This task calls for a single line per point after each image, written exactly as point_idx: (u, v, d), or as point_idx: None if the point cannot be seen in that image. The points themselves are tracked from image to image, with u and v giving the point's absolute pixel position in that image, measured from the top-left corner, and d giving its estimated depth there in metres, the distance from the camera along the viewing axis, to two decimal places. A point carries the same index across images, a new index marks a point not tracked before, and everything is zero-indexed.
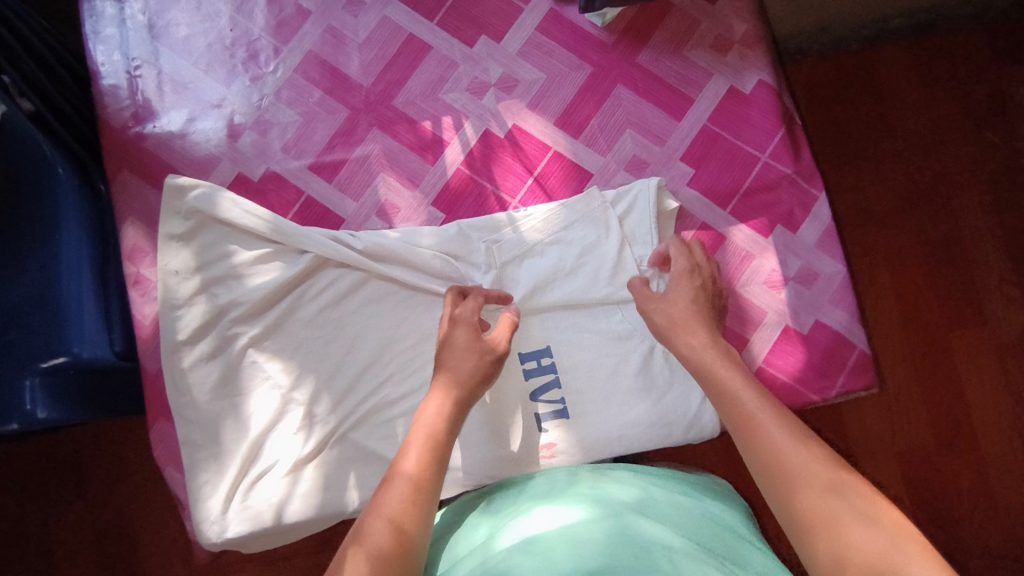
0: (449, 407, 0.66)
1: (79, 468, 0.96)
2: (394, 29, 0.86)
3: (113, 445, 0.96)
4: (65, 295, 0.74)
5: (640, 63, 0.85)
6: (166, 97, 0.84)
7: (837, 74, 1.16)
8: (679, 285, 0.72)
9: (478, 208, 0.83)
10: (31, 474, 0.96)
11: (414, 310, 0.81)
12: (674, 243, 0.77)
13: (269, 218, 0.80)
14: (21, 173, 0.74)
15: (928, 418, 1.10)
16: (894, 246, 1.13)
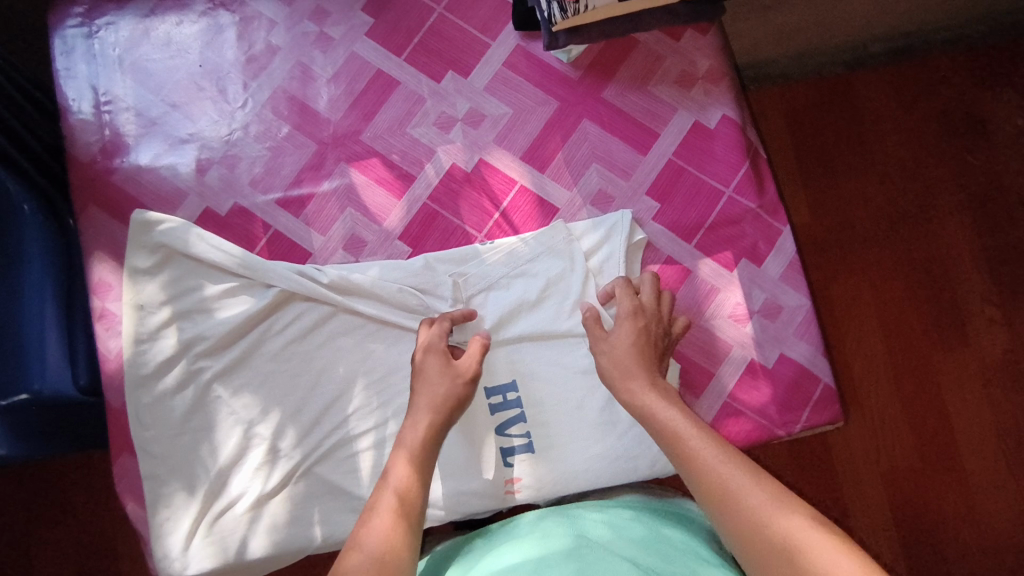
0: (412, 448, 0.66)
1: (43, 503, 0.95)
2: (363, 65, 0.86)
3: (78, 477, 0.96)
4: (26, 327, 0.77)
5: (605, 99, 0.86)
6: (135, 131, 0.85)
7: (818, 98, 1.18)
8: (621, 328, 0.74)
9: (445, 241, 0.84)
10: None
11: (381, 343, 0.81)
12: (618, 283, 0.78)
13: (237, 253, 0.80)
14: None
15: (909, 441, 1.09)
16: (877, 266, 1.14)
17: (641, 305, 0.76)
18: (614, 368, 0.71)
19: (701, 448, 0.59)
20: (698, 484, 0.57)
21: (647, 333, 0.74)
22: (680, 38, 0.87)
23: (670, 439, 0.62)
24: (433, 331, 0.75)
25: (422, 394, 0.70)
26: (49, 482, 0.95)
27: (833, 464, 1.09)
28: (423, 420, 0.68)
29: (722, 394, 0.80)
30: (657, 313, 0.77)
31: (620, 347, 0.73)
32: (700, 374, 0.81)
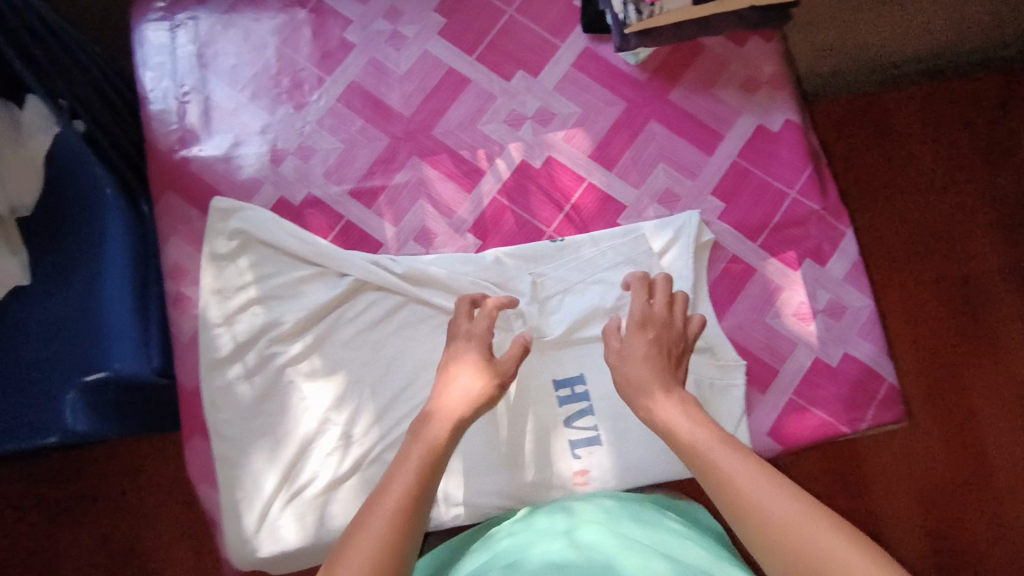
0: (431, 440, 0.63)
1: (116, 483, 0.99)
2: (436, 63, 0.88)
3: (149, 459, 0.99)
4: (107, 311, 0.77)
5: (672, 101, 0.88)
6: (212, 122, 0.87)
7: (855, 115, 1.19)
8: (632, 341, 0.73)
9: (516, 235, 0.85)
10: (80, 481, 0.99)
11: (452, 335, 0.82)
12: (635, 280, 0.78)
13: (317, 244, 0.82)
14: (76, 192, 0.80)
15: (945, 456, 1.10)
16: (911, 281, 1.15)
17: (645, 310, 0.75)
18: (627, 384, 0.70)
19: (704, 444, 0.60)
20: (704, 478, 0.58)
21: (660, 340, 0.73)
22: (745, 43, 0.89)
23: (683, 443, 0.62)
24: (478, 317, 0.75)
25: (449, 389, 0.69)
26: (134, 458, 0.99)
27: (868, 474, 1.09)
28: (442, 418, 0.66)
29: (786, 392, 0.82)
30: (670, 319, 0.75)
31: (634, 366, 0.71)
32: (765, 371, 0.82)
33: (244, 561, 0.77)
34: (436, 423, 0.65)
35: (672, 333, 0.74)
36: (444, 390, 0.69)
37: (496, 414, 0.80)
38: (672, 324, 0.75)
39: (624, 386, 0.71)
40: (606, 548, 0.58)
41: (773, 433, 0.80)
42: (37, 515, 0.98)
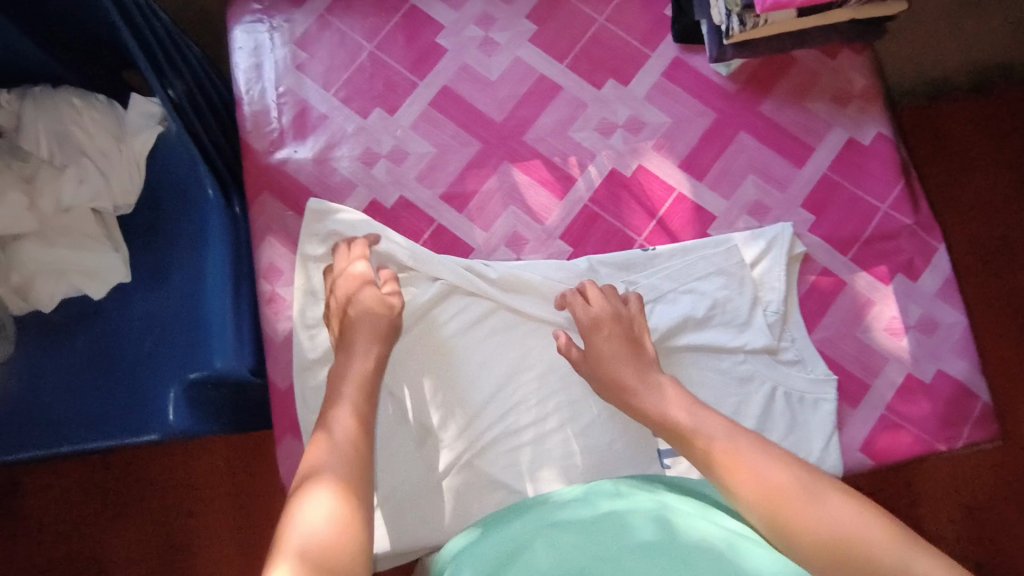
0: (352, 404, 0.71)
1: (211, 479, 1.06)
2: (528, 69, 0.89)
3: (240, 456, 1.07)
4: (208, 311, 0.80)
5: (763, 112, 0.88)
6: (305, 124, 0.87)
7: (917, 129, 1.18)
8: (608, 343, 0.76)
9: (606, 243, 0.85)
10: (177, 477, 1.07)
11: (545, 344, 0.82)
12: (569, 292, 0.81)
13: (411, 247, 0.83)
14: (181, 193, 0.82)
15: (1005, 479, 1.08)
16: (972, 298, 1.14)
17: (593, 312, 0.78)
18: (604, 388, 0.76)
19: (721, 441, 0.66)
20: (720, 475, 0.64)
21: (623, 334, 0.77)
22: (836, 56, 0.89)
23: (691, 444, 0.67)
24: (357, 262, 0.80)
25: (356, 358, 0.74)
26: (224, 455, 1.07)
27: (929, 493, 1.07)
28: (353, 393, 0.72)
29: (878, 406, 0.81)
30: (614, 309, 0.78)
31: (615, 365, 0.75)
32: (858, 386, 0.82)
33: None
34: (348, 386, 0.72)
35: (624, 322, 0.78)
36: (347, 363, 0.74)
37: (588, 422, 0.81)
38: (624, 316, 0.78)
39: (607, 391, 0.76)
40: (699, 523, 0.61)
41: (865, 448, 0.80)
42: (128, 512, 1.06)
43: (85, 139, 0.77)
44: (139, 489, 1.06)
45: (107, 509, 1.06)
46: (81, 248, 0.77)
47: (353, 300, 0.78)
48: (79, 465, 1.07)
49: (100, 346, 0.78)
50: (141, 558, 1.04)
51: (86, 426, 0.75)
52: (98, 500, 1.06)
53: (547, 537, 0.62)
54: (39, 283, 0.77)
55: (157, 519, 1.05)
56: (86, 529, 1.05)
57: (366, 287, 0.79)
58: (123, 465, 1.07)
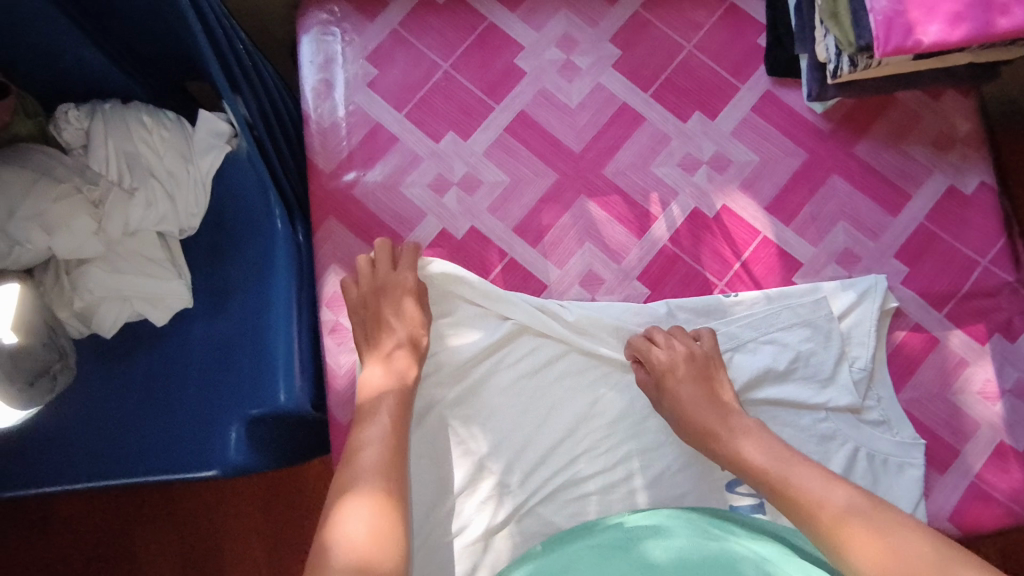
0: (370, 475, 0.66)
1: (254, 506, 1.05)
2: (609, 97, 0.85)
3: (283, 485, 1.05)
4: (271, 342, 0.76)
5: (857, 154, 0.83)
6: (375, 146, 0.84)
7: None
8: (685, 386, 0.73)
9: (685, 286, 0.81)
10: (220, 502, 1.05)
11: (620, 393, 0.79)
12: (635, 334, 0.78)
13: (472, 281, 0.79)
14: (247, 215, 0.79)
15: None
16: None
17: (668, 349, 0.75)
18: (690, 433, 0.73)
19: (823, 495, 0.63)
20: (827, 531, 0.61)
21: (700, 372, 0.74)
22: (939, 97, 0.84)
23: (788, 494, 0.65)
24: (404, 273, 0.77)
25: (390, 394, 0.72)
26: (268, 483, 1.05)
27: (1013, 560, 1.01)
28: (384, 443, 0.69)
29: (967, 474, 0.77)
30: (688, 347, 0.76)
31: (696, 412, 0.72)
32: (947, 451, 0.78)
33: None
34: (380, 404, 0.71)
35: (700, 361, 0.75)
36: (371, 416, 0.70)
37: (657, 474, 0.77)
38: (698, 352, 0.75)
39: (689, 437, 0.73)
40: None
41: (952, 519, 0.76)
42: (168, 548, 1.04)
43: (154, 160, 0.75)
44: (180, 525, 1.04)
45: (146, 545, 1.04)
46: (147, 274, 0.76)
47: (397, 314, 0.76)
48: (120, 495, 1.05)
49: (162, 377, 0.77)
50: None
51: (145, 458, 0.73)
52: (139, 534, 1.04)
53: None
54: (102, 310, 0.74)
55: (197, 557, 1.03)
56: (132, 558, 1.03)
57: (409, 300, 0.76)
58: (164, 499, 1.05)
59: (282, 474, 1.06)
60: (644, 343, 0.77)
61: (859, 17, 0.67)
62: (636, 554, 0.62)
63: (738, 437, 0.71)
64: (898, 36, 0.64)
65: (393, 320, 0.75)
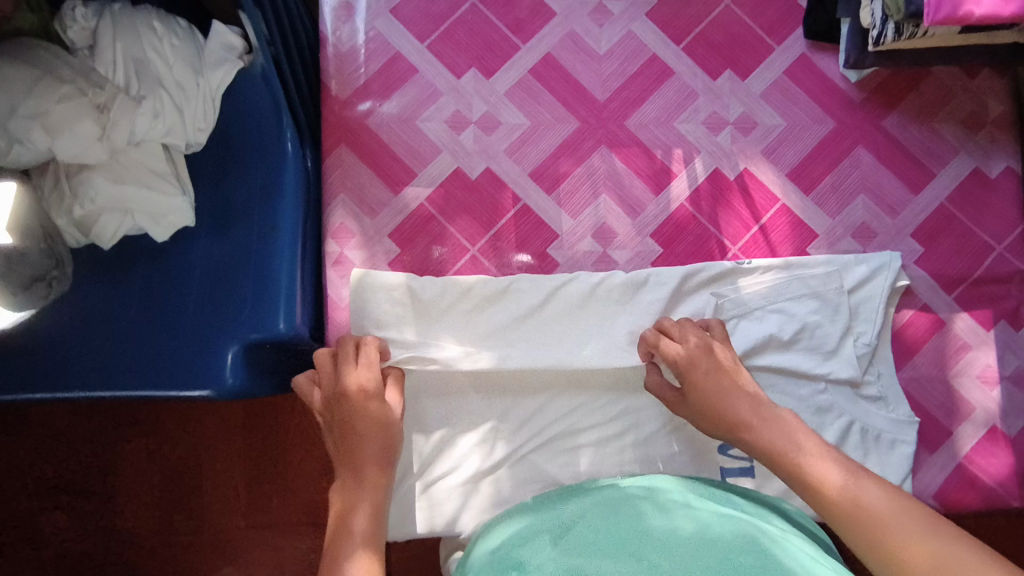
0: (361, 542, 0.60)
1: (238, 434, 1.04)
2: (639, 46, 0.82)
3: (267, 416, 1.05)
4: (274, 268, 0.74)
5: (885, 127, 0.81)
6: (394, 76, 0.81)
7: None
8: (709, 380, 0.69)
9: (698, 248, 0.80)
10: (204, 429, 1.05)
11: (632, 353, 0.75)
12: (651, 332, 0.74)
13: (440, 304, 0.77)
14: (256, 138, 0.77)
15: None
16: None
17: (686, 353, 0.71)
18: (714, 424, 0.69)
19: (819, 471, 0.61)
20: (826, 507, 0.60)
21: (720, 365, 0.70)
22: (974, 76, 0.82)
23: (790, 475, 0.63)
24: (360, 371, 0.69)
25: (366, 472, 0.65)
26: (252, 412, 1.05)
27: None
28: (368, 503, 0.63)
29: (955, 456, 0.78)
30: (706, 346, 0.71)
31: (726, 401, 0.68)
32: (938, 431, 0.78)
33: (400, 531, 0.73)
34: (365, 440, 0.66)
35: (717, 356, 0.70)
36: (354, 473, 0.65)
37: (650, 433, 0.76)
38: (715, 345, 0.71)
39: (716, 428, 0.69)
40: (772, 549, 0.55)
41: (936, 497, 0.77)
42: (148, 472, 1.04)
43: (164, 70, 0.71)
44: (162, 451, 1.04)
45: (127, 466, 1.04)
46: (149, 187, 0.73)
47: (355, 417, 0.67)
48: (106, 417, 1.05)
49: (158, 293, 0.75)
50: (158, 521, 1.03)
51: (139, 373, 0.71)
52: (121, 455, 1.04)
53: (599, 540, 0.57)
54: (102, 219, 0.72)
55: (176, 483, 1.03)
56: (115, 479, 1.03)
57: (371, 400, 0.68)
58: (148, 422, 1.05)
59: (266, 410, 1.05)
60: (662, 353, 0.72)
61: None
62: (635, 516, 0.60)
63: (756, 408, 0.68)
64: (948, 6, 0.62)
65: (353, 424, 0.67)
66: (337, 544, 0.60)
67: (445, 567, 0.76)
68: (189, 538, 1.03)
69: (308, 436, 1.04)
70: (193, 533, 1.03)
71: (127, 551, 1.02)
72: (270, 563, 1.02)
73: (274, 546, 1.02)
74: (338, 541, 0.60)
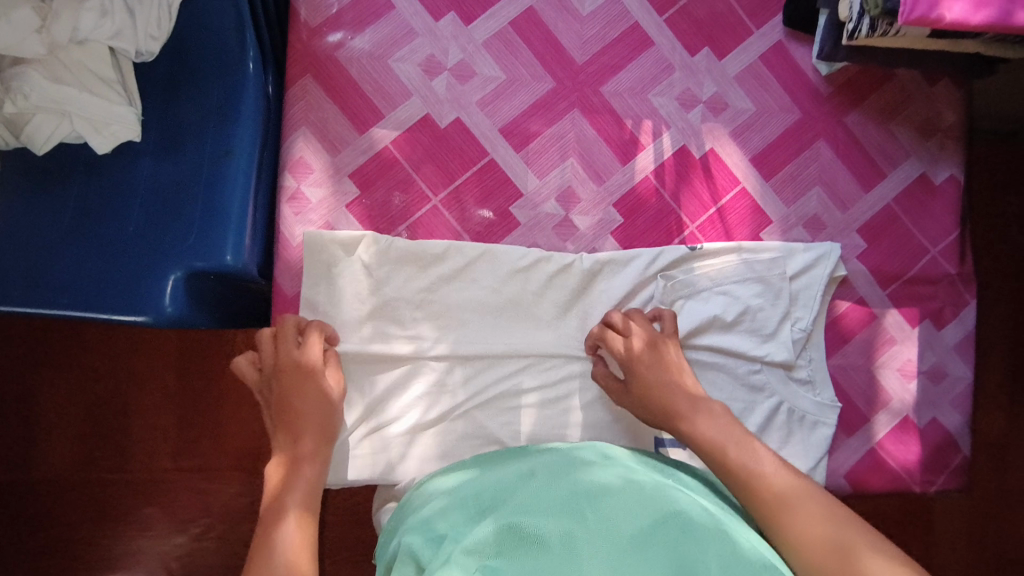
0: (303, 496, 0.62)
1: (169, 369, 1.01)
2: (622, 12, 0.82)
3: (201, 352, 1.01)
4: (224, 195, 0.71)
5: (847, 124, 0.84)
6: (369, 9, 0.78)
7: (1005, 166, 1.13)
8: (652, 373, 0.72)
9: (658, 222, 0.81)
10: (134, 362, 1.01)
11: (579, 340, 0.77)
12: (603, 326, 0.76)
13: (400, 268, 0.75)
14: (211, 54, 0.72)
15: (990, 530, 1.09)
16: (1013, 345, 1.12)
17: (635, 351, 0.73)
18: (653, 414, 0.72)
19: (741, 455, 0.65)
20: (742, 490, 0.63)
21: (664, 362, 0.73)
22: (933, 84, 0.86)
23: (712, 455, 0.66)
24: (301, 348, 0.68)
25: (306, 442, 0.65)
26: (186, 349, 1.01)
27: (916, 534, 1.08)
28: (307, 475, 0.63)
29: (869, 440, 0.83)
30: (653, 346, 0.73)
31: (667, 392, 0.71)
32: (857, 417, 0.83)
33: (335, 478, 0.72)
34: (302, 413, 0.66)
35: (663, 356, 0.73)
36: (293, 445, 0.65)
37: (590, 399, 0.77)
38: (661, 343, 0.74)
39: (657, 417, 0.71)
40: (694, 513, 0.56)
41: (848, 476, 0.82)
42: (71, 402, 1.00)
43: None
44: (86, 382, 1.00)
45: (48, 395, 0.99)
46: (91, 92, 0.68)
47: (291, 395, 0.67)
48: (30, 342, 1.00)
49: (93, 209, 0.70)
50: (78, 454, 0.99)
51: (68, 292, 0.67)
52: (42, 384, 1.00)
53: (532, 497, 0.58)
54: (36, 120, 0.67)
55: (99, 417, 0.99)
56: (36, 406, 0.99)
57: (310, 382, 0.67)
58: (73, 352, 1.00)
59: (200, 350, 1.01)
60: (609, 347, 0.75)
61: None
62: (580, 475, 0.61)
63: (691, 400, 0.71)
64: (922, 8, 0.64)
65: (290, 404, 0.67)
66: (280, 494, 0.62)
67: (377, 514, 0.76)
68: (110, 474, 0.99)
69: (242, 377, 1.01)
70: (115, 468, 0.99)
71: (41, 481, 0.98)
72: (196, 505, 1.00)
73: (201, 489, 1.00)
74: (281, 491, 0.62)
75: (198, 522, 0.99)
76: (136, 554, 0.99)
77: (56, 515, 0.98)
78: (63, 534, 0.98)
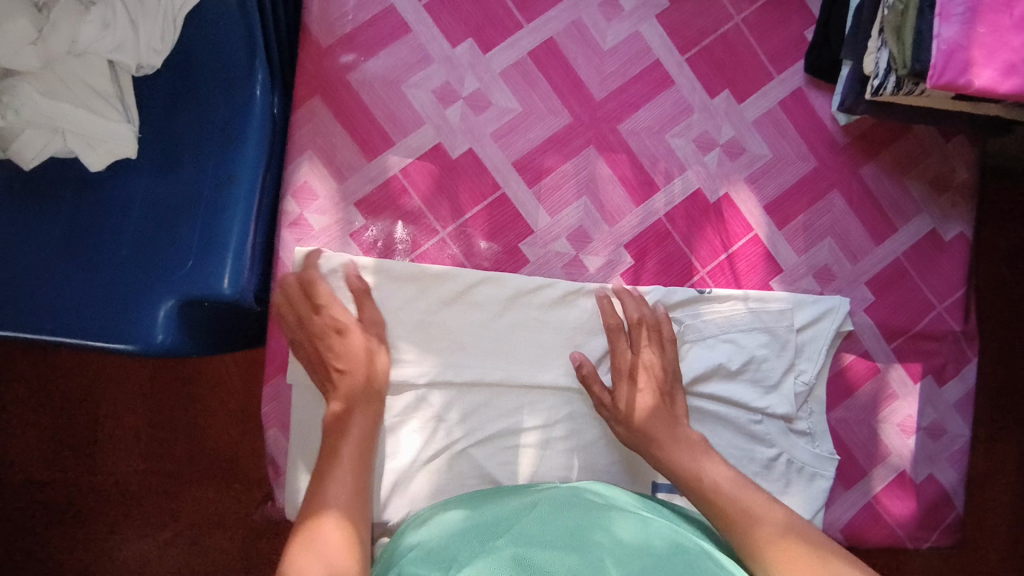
0: (341, 504, 0.62)
1: (148, 379, 0.97)
2: (644, 49, 0.80)
3: (184, 364, 0.98)
4: (219, 217, 0.67)
5: (861, 176, 0.83)
6: (384, 30, 0.75)
7: (1010, 211, 1.13)
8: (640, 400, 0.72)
9: (668, 264, 0.79)
10: (113, 371, 0.97)
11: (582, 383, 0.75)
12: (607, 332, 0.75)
13: (399, 289, 0.72)
14: (211, 69, 0.68)
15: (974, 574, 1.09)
16: (1006, 391, 1.13)
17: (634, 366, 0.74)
18: (633, 437, 0.71)
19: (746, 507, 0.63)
20: (746, 546, 0.60)
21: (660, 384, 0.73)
22: (948, 139, 0.85)
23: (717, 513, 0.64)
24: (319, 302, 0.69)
25: (349, 424, 0.67)
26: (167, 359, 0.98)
27: None
28: (347, 467, 0.64)
29: (866, 494, 0.82)
30: (656, 364, 0.74)
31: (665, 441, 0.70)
32: (856, 470, 0.83)
33: None
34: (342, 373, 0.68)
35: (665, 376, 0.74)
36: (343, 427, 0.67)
37: (590, 441, 0.75)
38: (667, 368, 0.74)
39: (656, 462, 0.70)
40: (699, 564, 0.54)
41: (844, 529, 0.81)
42: (41, 407, 0.95)
43: None
44: (58, 386, 0.96)
45: (18, 399, 0.95)
46: (87, 108, 0.65)
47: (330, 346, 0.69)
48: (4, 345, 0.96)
49: (82, 225, 0.67)
50: (44, 461, 0.95)
51: (49, 315, 0.63)
52: (15, 389, 0.95)
53: (534, 535, 0.55)
54: (25, 136, 0.64)
55: (69, 424, 0.96)
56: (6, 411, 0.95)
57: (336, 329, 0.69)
58: (46, 355, 0.96)
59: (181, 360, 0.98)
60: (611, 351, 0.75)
61: (922, 41, 0.65)
62: (582, 515, 0.58)
63: (694, 455, 0.69)
64: (951, 73, 0.63)
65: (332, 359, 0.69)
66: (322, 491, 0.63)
67: None
68: (76, 481, 0.95)
69: (220, 387, 0.97)
70: (85, 479, 0.95)
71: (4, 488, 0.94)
72: (165, 512, 0.96)
73: (174, 500, 0.96)
74: (320, 489, 0.63)
75: (167, 530, 0.95)
76: (100, 562, 0.95)
77: (16, 521, 0.94)
78: (22, 542, 0.94)
